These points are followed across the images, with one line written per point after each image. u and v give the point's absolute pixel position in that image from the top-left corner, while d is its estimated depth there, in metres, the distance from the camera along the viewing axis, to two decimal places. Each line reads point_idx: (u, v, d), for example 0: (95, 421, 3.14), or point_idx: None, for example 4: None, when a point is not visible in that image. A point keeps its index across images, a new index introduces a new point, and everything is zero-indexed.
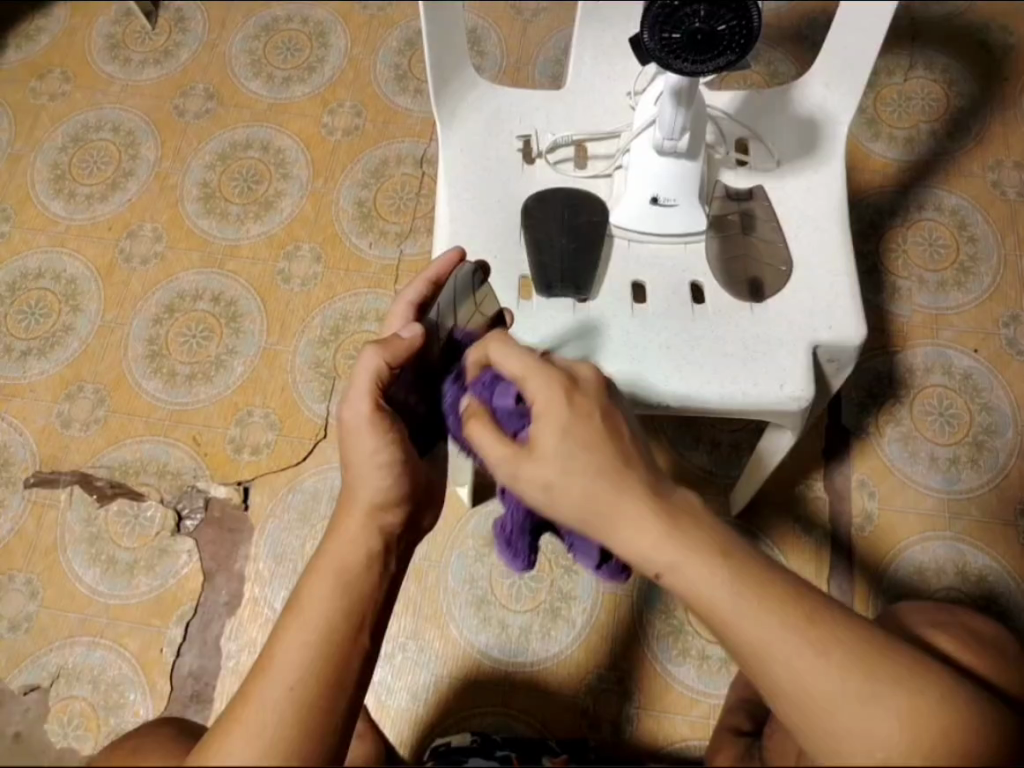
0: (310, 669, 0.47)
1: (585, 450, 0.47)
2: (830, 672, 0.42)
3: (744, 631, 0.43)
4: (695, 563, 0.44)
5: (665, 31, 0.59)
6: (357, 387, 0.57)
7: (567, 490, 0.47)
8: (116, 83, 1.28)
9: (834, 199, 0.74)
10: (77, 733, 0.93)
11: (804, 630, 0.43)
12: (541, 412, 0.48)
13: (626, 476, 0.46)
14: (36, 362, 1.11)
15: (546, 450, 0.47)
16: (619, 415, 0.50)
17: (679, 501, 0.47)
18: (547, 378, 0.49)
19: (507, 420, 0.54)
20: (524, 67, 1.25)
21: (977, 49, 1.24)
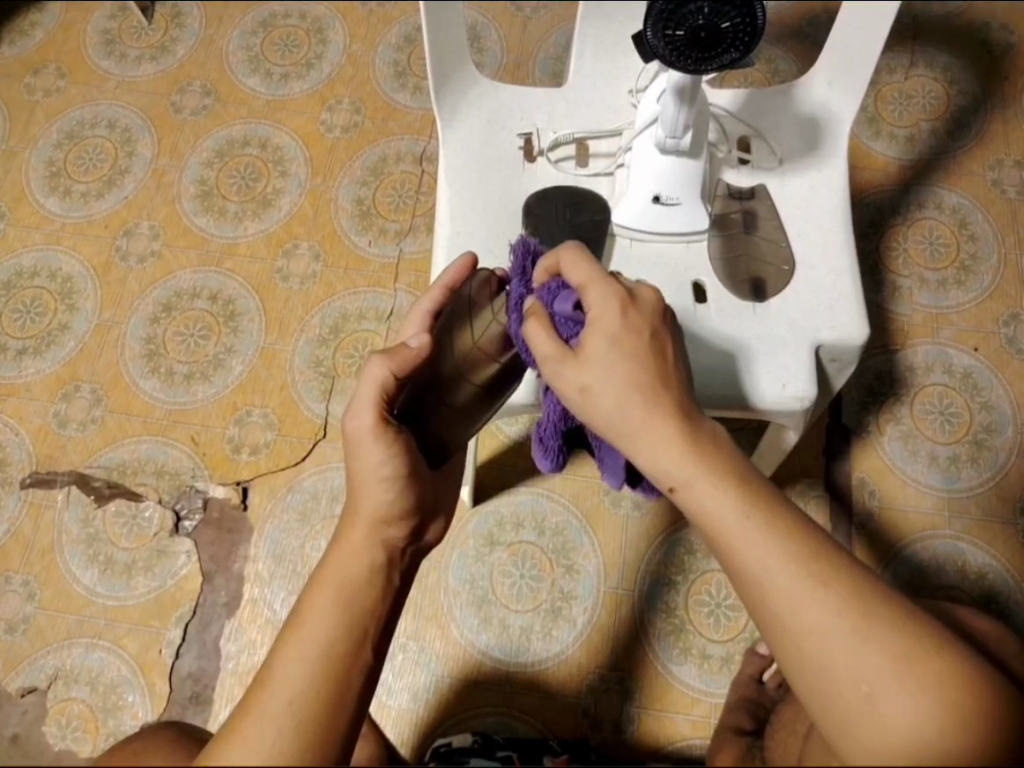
0: (311, 681, 0.47)
1: (630, 358, 0.51)
2: (824, 603, 0.43)
3: (745, 549, 0.46)
4: (708, 482, 0.48)
5: (668, 28, 0.58)
6: (364, 397, 0.57)
7: (603, 393, 0.51)
8: (112, 79, 1.27)
9: (836, 199, 0.74)
10: (76, 735, 0.92)
11: (806, 561, 0.45)
12: (595, 318, 0.52)
13: (659, 394, 0.51)
14: (32, 361, 1.10)
15: (592, 353, 0.51)
16: (667, 335, 0.53)
17: (705, 428, 0.51)
18: (607, 290, 0.52)
19: (563, 326, 0.54)
20: (524, 64, 1.24)
21: (978, 47, 1.24)
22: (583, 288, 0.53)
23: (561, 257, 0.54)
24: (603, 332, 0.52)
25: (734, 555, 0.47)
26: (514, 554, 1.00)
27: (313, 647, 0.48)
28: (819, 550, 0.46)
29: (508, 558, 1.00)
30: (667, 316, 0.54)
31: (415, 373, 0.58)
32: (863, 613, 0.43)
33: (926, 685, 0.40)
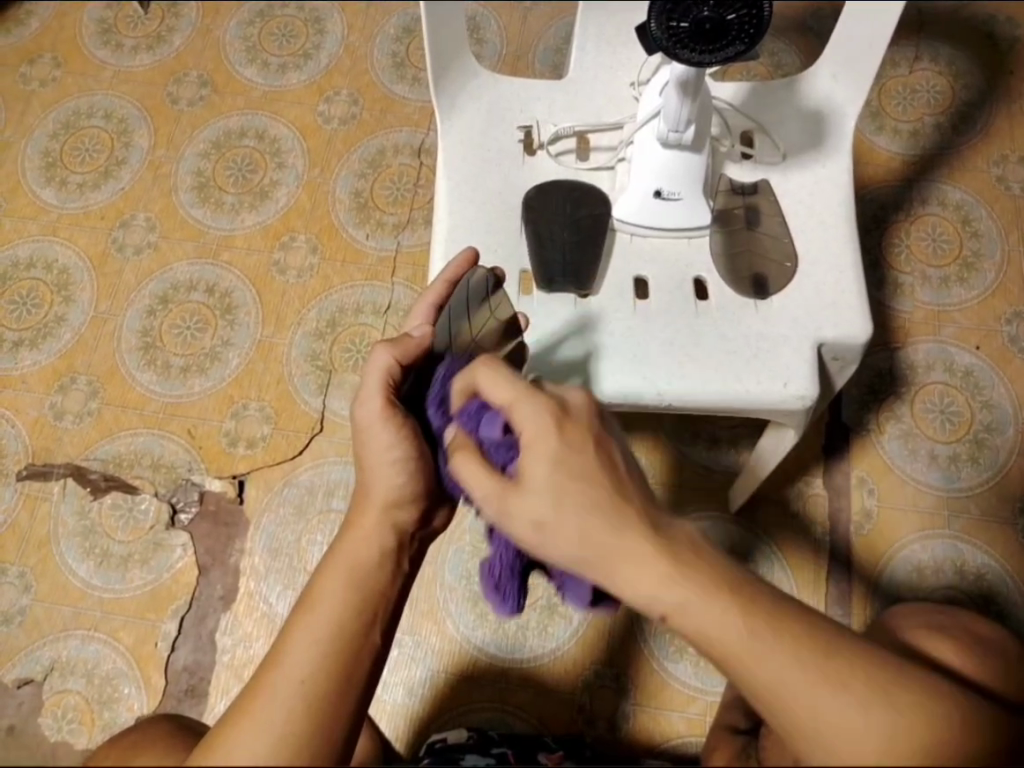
0: (322, 664, 0.46)
1: (579, 482, 0.44)
2: (844, 702, 0.40)
3: (753, 668, 0.40)
4: (701, 601, 0.41)
5: (673, 19, 0.57)
6: (369, 385, 0.56)
7: (561, 530, 0.44)
8: (108, 69, 1.26)
9: (840, 195, 0.73)
10: (71, 727, 0.92)
11: (818, 668, 0.40)
12: (530, 441, 0.46)
13: (625, 509, 0.43)
14: (27, 353, 1.09)
15: (533, 481, 0.45)
16: (612, 443, 0.46)
17: (681, 537, 0.43)
18: (537, 403, 0.47)
19: (496, 451, 0.50)
20: (524, 56, 1.23)
21: (982, 41, 1.23)
22: (510, 407, 0.48)
23: (480, 380, 0.50)
24: (543, 458, 0.45)
25: (739, 672, 0.41)
26: None
27: (324, 630, 0.47)
28: (831, 651, 0.41)
29: None
30: (602, 415, 0.48)
31: (417, 362, 0.58)
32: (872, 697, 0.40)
33: (923, 738, 0.40)
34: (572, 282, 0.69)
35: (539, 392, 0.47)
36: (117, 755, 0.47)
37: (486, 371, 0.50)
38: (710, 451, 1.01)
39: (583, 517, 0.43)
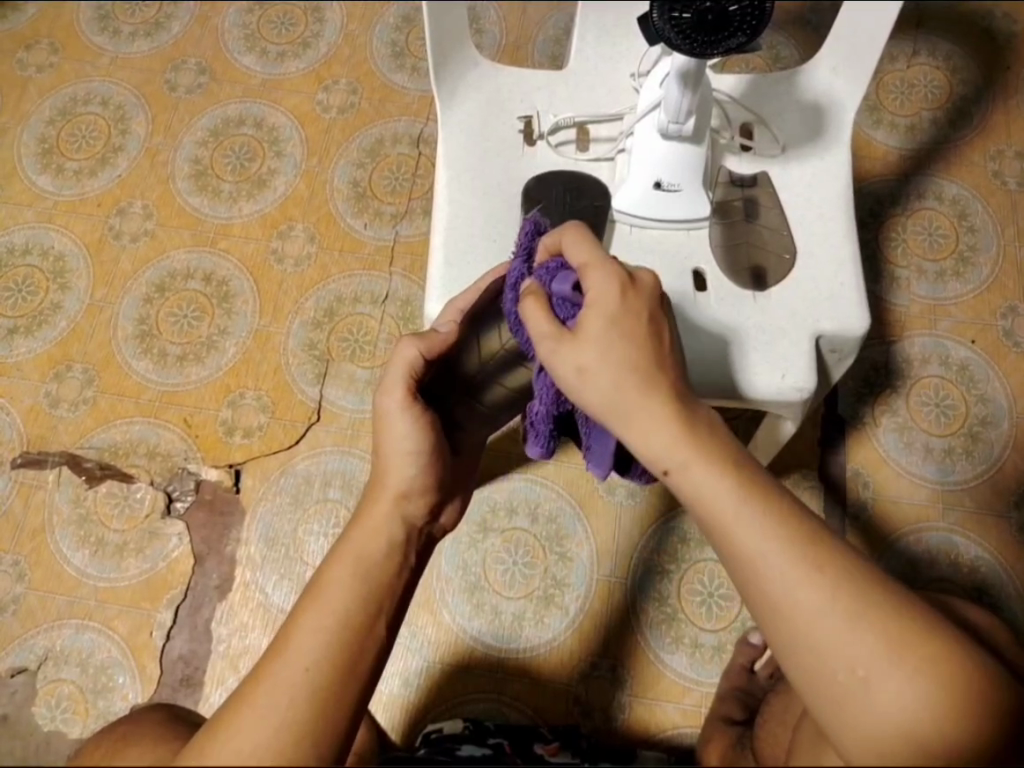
0: (327, 651, 0.47)
1: (628, 342, 0.50)
2: (821, 589, 0.43)
3: (743, 534, 0.46)
4: (704, 463, 0.48)
5: (675, 10, 0.57)
6: (393, 377, 0.58)
7: (601, 374, 0.50)
8: (105, 55, 1.25)
9: (840, 188, 0.73)
10: (66, 716, 0.92)
11: (817, 566, 0.44)
12: (593, 301, 0.51)
13: (657, 381, 0.50)
14: (22, 341, 1.09)
15: (590, 334, 0.50)
16: (663, 320, 0.53)
17: (702, 415, 0.50)
18: (607, 271, 0.52)
19: (559, 307, 0.53)
20: (524, 46, 1.23)
21: (981, 37, 1.23)
22: (583, 270, 0.52)
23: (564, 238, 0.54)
24: (603, 315, 0.51)
25: (729, 540, 0.46)
26: (508, 542, 1.00)
27: (330, 619, 0.48)
28: (824, 545, 0.45)
29: (501, 545, 0.99)
30: (664, 303, 0.53)
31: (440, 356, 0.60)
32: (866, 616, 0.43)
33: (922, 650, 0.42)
34: None
35: (609, 259, 0.52)
36: (111, 746, 0.47)
37: (575, 231, 0.54)
38: None
39: (623, 358, 0.50)
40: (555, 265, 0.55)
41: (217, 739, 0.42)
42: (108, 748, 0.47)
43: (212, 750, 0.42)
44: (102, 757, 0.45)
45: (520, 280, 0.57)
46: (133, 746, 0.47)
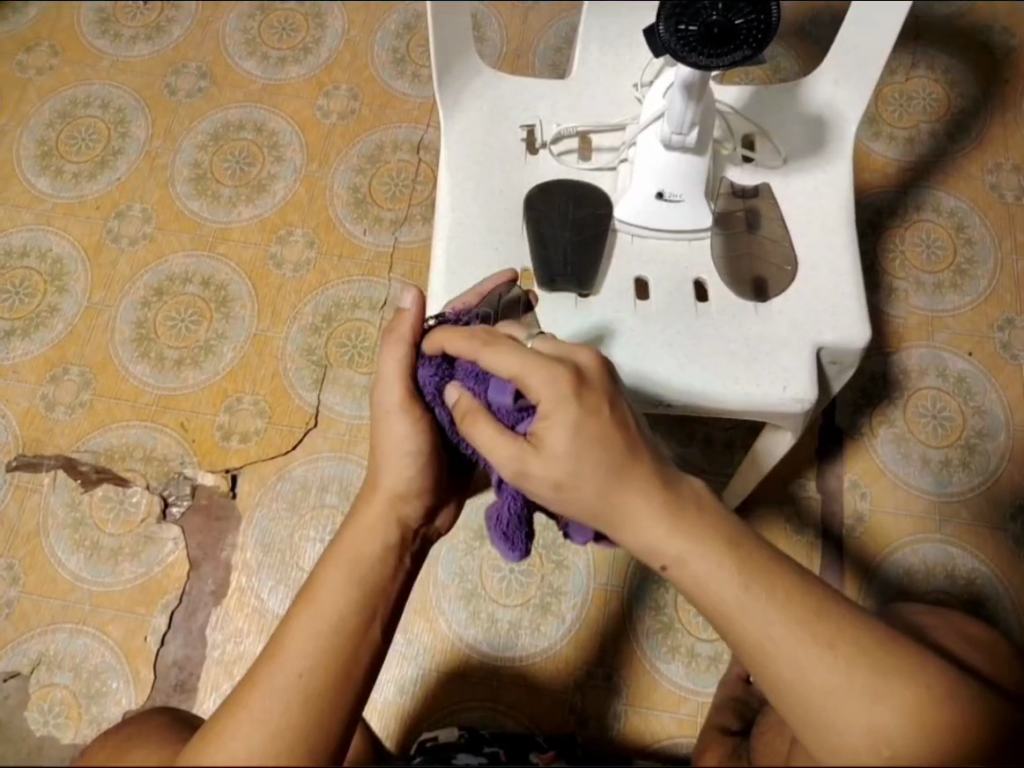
0: (322, 654, 0.46)
1: (597, 445, 0.48)
2: (831, 664, 0.42)
3: (743, 620, 0.44)
4: (701, 556, 0.46)
5: (681, 23, 0.58)
6: (385, 381, 0.57)
7: (579, 487, 0.48)
8: (106, 58, 1.25)
9: (841, 199, 0.74)
10: (58, 721, 0.91)
11: (811, 626, 0.43)
12: (548, 412, 0.49)
13: (631, 469, 0.48)
14: (19, 343, 1.09)
15: (555, 449, 0.48)
16: (622, 404, 0.50)
17: (687, 491, 0.48)
18: (552, 373, 0.49)
19: (508, 415, 0.53)
20: (525, 54, 1.23)
21: (979, 51, 1.24)
22: (517, 378, 0.50)
23: (483, 356, 0.52)
24: (562, 423, 0.48)
25: (732, 629, 0.45)
26: None
27: (325, 622, 0.48)
28: (819, 609, 0.44)
29: (498, 552, 0.99)
30: (612, 376, 0.51)
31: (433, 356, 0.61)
32: (856, 654, 0.43)
33: (930, 712, 0.42)
34: (573, 282, 0.69)
35: (547, 360, 0.50)
36: (110, 748, 0.47)
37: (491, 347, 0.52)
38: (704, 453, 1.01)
39: (591, 474, 0.48)
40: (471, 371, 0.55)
41: (212, 746, 0.42)
42: (107, 751, 0.47)
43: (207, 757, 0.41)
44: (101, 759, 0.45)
45: (439, 389, 0.56)
46: (133, 747, 0.47)
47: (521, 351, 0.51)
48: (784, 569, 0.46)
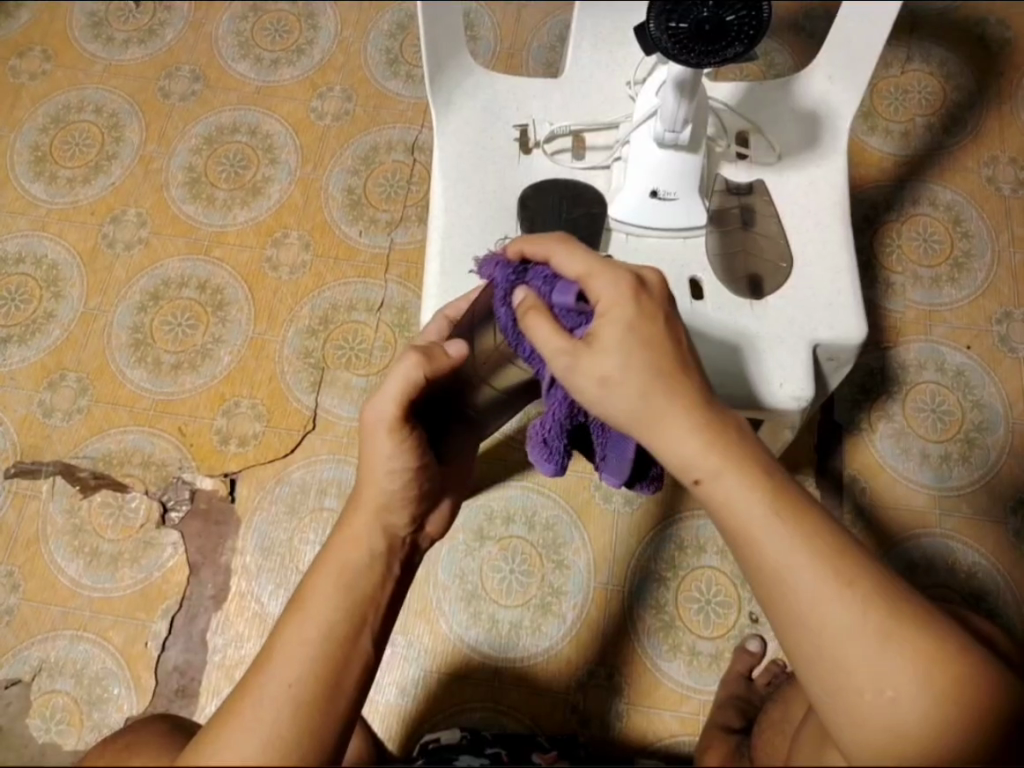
0: (311, 664, 0.46)
1: (646, 350, 0.50)
2: (849, 604, 0.42)
3: (764, 544, 0.45)
4: (735, 473, 0.47)
5: (672, 20, 0.58)
6: (385, 390, 0.55)
7: (626, 384, 0.50)
8: (98, 62, 1.25)
9: (836, 195, 0.73)
10: (60, 727, 0.91)
11: (832, 564, 0.44)
12: (608, 308, 0.51)
13: (676, 375, 0.50)
14: (16, 349, 1.08)
15: (608, 341, 0.50)
16: (677, 323, 0.53)
17: (729, 418, 0.50)
18: (616, 278, 0.52)
19: (565, 318, 0.53)
20: (518, 53, 1.23)
21: (974, 43, 1.23)
22: (584, 280, 0.53)
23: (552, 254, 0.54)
24: (621, 320, 0.51)
25: (753, 551, 0.46)
26: (504, 549, 0.99)
27: (314, 631, 0.47)
28: (842, 549, 0.45)
29: (497, 553, 0.99)
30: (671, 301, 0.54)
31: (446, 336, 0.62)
32: (875, 607, 0.42)
33: (946, 670, 0.41)
34: None
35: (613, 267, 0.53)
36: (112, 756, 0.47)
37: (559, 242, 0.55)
38: None
39: (637, 388, 0.49)
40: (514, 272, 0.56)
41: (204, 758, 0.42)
42: (109, 757, 0.47)
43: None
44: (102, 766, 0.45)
45: (508, 289, 0.56)
46: (135, 754, 0.47)
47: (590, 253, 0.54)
48: (814, 507, 0.47)
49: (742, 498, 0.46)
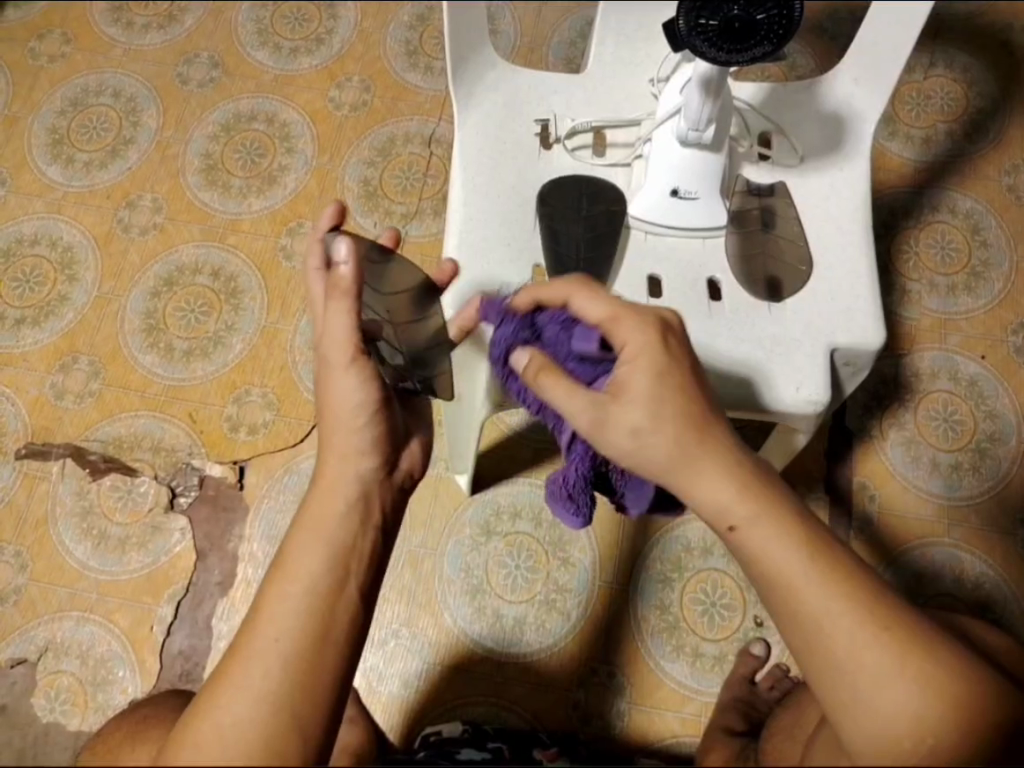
0: (300, 619, 0.47)
1: (673, 399, 0.51)
2: (885, 647, 0.43)
3: (801, 590, 0.46)
4: (769, 523, 0.48)
5: (702, 17, 0.57)
6: (337, 341, 0.54)
7: (655, 438, 0.50)
8: (118, 47, 1.25)
9: (858, 199, 0.73)
10: (64, 708, 0.91)
11: (865, 608, 0.45)
12: (631, 357, 0.52)
13: (706, 430, 0.51)
14: (29, 331, 1.09)
15: (634, 394, 0.51)
16: (696, 369, 0.53)
17: (762, 469, 0.51)
18: (642, 321, 0.52)
19: (581, 369, 0.56)
20: (538, 48, 1.22)
21: (998, 51, 1.22)
22: (607, 325, 0.53)
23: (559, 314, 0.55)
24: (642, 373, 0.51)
25: (789, 599, 0.46)
26: (510, 545, 0.99)
27: (299, 590, 0.48)
28: (873, 593, 0.46)
29: (504, 548, 0.99)
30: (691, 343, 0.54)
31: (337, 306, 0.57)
32: (908, 650, 0.43)
33: (977, 698, 0.44)
34: (585, 278, 0.68)
35: (639, 312, 0.53)
36: (129, 728, 0.49)
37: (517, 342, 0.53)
38: None
39: (670, 433, 0.50)
40: (563, 318, 0.56)
41: (197, 722, 0.43)
42: (122, 736, 0.48)
43: (201, 736, 0.43)
44: (117, 742, 0.47)
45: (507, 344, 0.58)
46: (151, 727, 0.48)
47: (611, 297, 0.54)
48: (831, 540, 0.48)
49: (776, 546, 0.47)
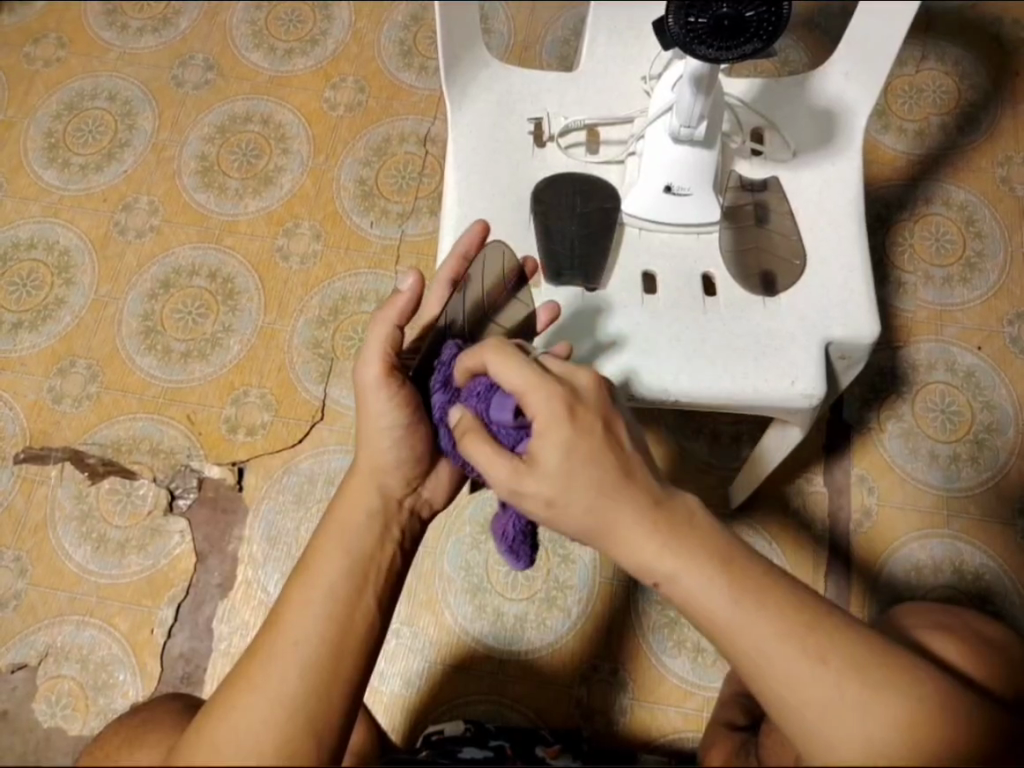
0: (319, 623, 0.47)
1: (592, 467, 0.45)
2: (831, 682, 0.41)
3: (741, 635, 0.43)
4: (692, 574, 0.44)
5: (691, 15, 0.58)
6: (373, 347, 0.57)
7: (569, 506, 0.46)
8: (113, 50, 1.25)
9: (851, 193, 0.73)
10: (65, 713, 0.92)
11: (804, 641, 0.42)
12: (541, 427, 0.46)
13: (627, 482, 0.46)
14: (27, 335, 1.09)
15: (546, 466, 0.46)
16: (620, 428, 0.48)
17: (681, 506, 0.46)
18: (549, 392, 0.46)
19: (506, 435, 0.51)
20: (532, 46, 1.22)
21: (990, 43, 1.22)
22: (522, 394, 0.47)
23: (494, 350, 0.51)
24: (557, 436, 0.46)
25: (725, 642, 0.43)
26: None
27: (320, 595, 0.49)
28: (807, 618, 0.43)
29: None
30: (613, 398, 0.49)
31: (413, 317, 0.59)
32: (852, 674, 0.42)
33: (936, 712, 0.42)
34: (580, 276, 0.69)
35: (548, 377, 0.47)
36: (127, 733, 0.48)
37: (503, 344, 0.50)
38: (710, 446, 1.01)
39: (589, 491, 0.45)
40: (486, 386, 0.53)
41: (210, 725, 0.43)
42: (120, 740, 0.48)
43: (215, 736, 0.42)
44: (116, 747, 0.47)
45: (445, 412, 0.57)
46: (150, 732, 0.48)
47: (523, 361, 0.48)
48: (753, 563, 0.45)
49: (706, 596, 0.43)
